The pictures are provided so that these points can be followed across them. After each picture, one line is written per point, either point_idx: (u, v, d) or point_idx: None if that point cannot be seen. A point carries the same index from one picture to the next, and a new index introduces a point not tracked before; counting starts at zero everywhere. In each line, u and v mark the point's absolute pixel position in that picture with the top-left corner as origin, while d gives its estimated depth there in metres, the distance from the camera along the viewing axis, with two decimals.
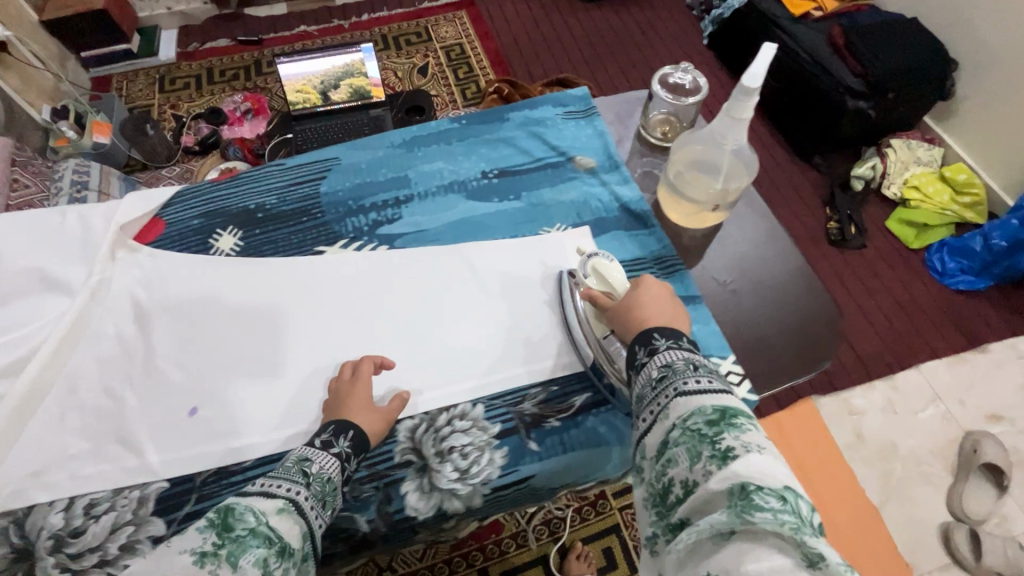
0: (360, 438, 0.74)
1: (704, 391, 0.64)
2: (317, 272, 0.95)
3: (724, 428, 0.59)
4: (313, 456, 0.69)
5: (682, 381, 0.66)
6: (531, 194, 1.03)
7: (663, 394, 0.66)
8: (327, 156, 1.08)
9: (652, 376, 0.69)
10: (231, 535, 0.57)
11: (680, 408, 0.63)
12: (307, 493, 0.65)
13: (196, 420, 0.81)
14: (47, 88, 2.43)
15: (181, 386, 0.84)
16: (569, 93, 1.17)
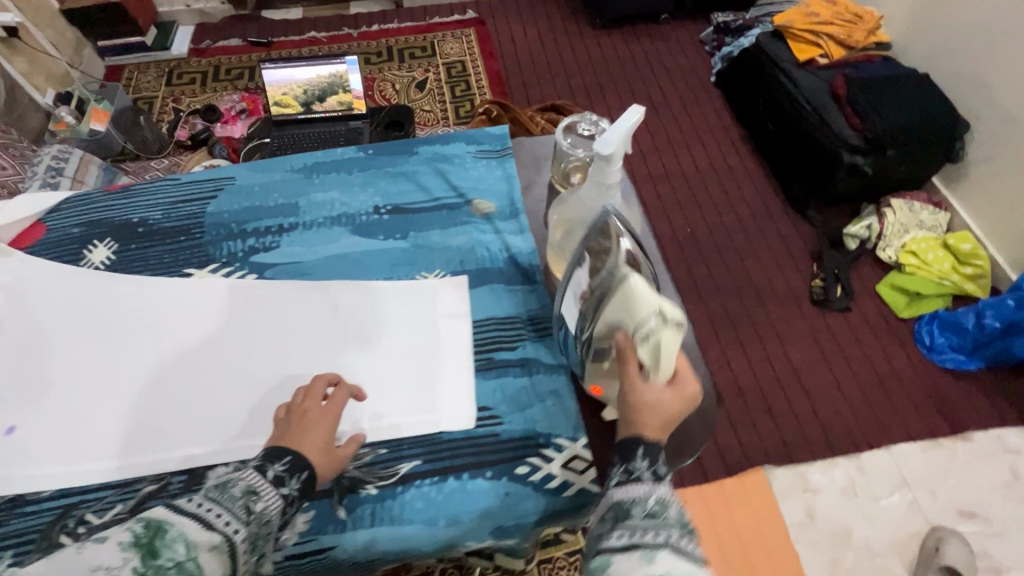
0: (309, 479, 0.67)
1: (691, 557, 0.55)
2: (179, 295, 0.91)
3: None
4: (260, 490, 0.63)
5: (677, 536, 0.55)
6: (418, 235, 0.98)
7: (651, 531, 0.56)
8: (224, 176, 1.05)
9: (644, 504, 0.58)
10: (153, 565, 0.54)
11: (669, 564, 0.53)
12: (244, 533, 0.60)
13: (11, 440, 0.79)
14: (57, 74, 2.57)
15: (8, 402, 0.82)
16: (487, 131, 1.12)
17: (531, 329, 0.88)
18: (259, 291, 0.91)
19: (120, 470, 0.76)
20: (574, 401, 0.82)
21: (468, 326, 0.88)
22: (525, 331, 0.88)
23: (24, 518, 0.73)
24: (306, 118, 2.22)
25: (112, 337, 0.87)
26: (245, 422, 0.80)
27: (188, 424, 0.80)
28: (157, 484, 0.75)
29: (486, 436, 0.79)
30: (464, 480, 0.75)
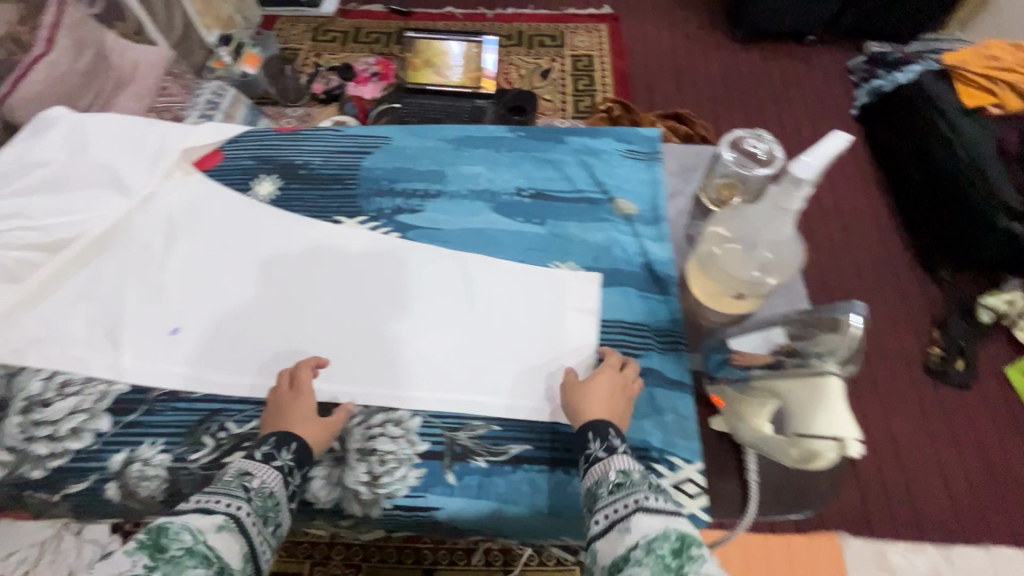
0: (302, 450, 0.73)
1: (663, 512, 0.60)
2: (328, 240, 0.97)
3: (685, 561, 0.55)
4: (253, 470, 0.69)
5: (643, 495, 0.62)
6: (556, 223, 0.98)
7: (624, 503, 0.62)
8: (380, 135, 1.10)
9: (610, 482, 0.66)
10: (165, 556, 0.55)
11: (644, 524, 0.59)
12: (248, 508, 0.64)
13: (174, 340, 0.87)
14: (223, 17, 2.82)
15: (175, 307, 0.91)
16: (639, 132, 1.10)
17: (658, 340, 0.86)
18: (400, 251, 0.96)
19: (260, 389, 0.83)
20: (694, 423, 0.79)
21: (594, 324, 0.87)
22: (652, 342, 0.86)
23: (177, 412, 0.81)
24: (435, 90, 2.28)
25: (267, 268, 0.95)
26: (374, 370, 0.85)
27: (323, 361, 0.86)
28: None
29: None
30: (572, 475, 0.75)
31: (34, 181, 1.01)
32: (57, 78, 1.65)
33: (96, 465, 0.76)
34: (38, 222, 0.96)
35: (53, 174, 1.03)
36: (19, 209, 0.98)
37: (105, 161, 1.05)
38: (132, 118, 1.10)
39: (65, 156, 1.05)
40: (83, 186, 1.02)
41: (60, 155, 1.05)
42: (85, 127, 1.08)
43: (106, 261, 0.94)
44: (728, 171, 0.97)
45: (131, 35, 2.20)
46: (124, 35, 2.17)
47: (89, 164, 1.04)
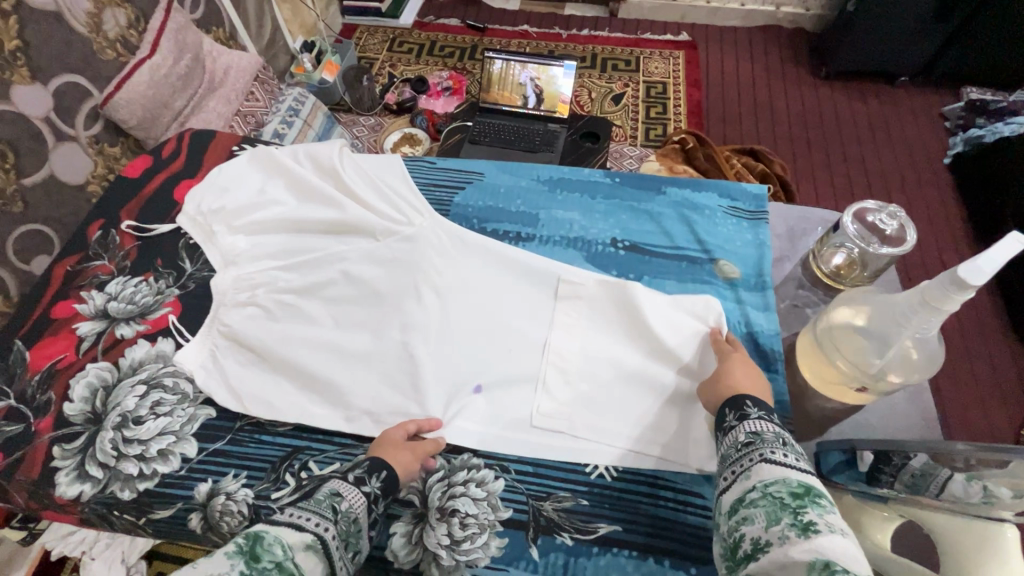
0: (391, 478, 0.70)
1: (791, 466, 0.60)
2: (611, 291, 0.91)
3: (808, 503, 0.54)
4: (344, 492, 0.65)
5: (771, 450, 0.62)
6: (653, 281, 0.94)
7: (747, 457, 0.63)
8: (472, 171, 1.08)
9: (739, 440, 0.66)
10: (258, 566, 0.50)
11: (767, 473, 0.60)
12: (334, 530, 0.60)
13: (481, 399, 0.84)
14: (308, 25, 2.89)
15: (470, 360, 0.87)
16: (744, 188, 1.03)
17: None
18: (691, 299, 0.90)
19: (594, 454, 0.79)
20: None
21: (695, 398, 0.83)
22: None
23: (262, 443, 0.81)
24: (509, 111, 2.28)
25: (558, 319, 0.90)
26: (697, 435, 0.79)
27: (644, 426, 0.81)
28: None
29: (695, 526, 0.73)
30: (666, 567, 0.70)
31: (266, 216, 1.00)
32: (159, 83, 1.50)
33: (181, 493, 0.77)
34: (290, 263, 0.96)
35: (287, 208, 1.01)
36: (273, 249, 0.98)
37: (332, 194, 1.01)
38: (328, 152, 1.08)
39: (291, 191, 1.04)
40: (315, 223, 1.00)
41: (287, 190, 1.04)
42: (304, 163, 1.08)
43: (393, 304, 0.92)
44: (834, 246, 0.93)
45: (225, 40, 2.28)
46: (218, 40, 2.24)
47: (318, 199, 1.03)
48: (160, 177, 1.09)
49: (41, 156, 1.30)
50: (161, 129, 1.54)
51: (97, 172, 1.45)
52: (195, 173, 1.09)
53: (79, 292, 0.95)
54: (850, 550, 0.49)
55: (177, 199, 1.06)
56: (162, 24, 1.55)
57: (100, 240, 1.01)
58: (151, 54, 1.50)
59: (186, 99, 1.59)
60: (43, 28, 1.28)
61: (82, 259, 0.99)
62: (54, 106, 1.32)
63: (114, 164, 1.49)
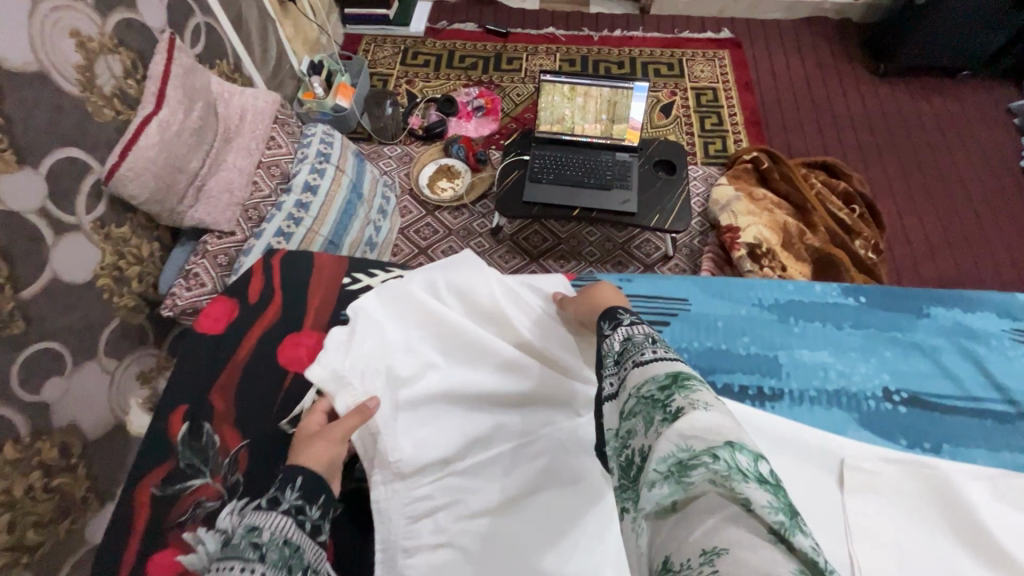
0: (310, 481, 0.60)
1: (662, 358, 0.53)
2: (921, 481, 0.67)
3: (676, 390, 0.49)
4: (262, 521, 0.54)
5: (641, 352, 0.55)
6: (957, 450, 0.71)
7: (624, 366, 0.55)
8: (674, 297, 0.83)
9: (614, 352, 0.59)
10: None
11: (637, 375, 0.53)
12: (264, 570, 0.51)
13: None
14: (311, 40, 2.48)
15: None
16: (1021, 301, 0.82)
17: None
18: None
19: None
20: None
21: None
22: None
23: None
24: (570, 140, 1.98)
25: (858, 520, 0.65)
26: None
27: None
28: None
29: None
30: None
31: (423, 392, 0.74)
32: (170, 142, 1.11)
33: None
34: (472, 464, 0.72)
35: (448, 379, 0.75)
36: (443, 443, 0.72)
37: (509, 355, 0.77)
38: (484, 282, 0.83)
39: (445, 351, 0.78)
40: (485, 392, 0.75)
41: (442, 350, 0.78)
42: (449, 300, 0.82)
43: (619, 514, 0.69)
44: None
45: (230, 74, 1.90)
46: (224, 74, 1.87)
47: (483, 353, 0.78)
48: (251, 332, 0.81)
49: (39, 261, 0.92)
50: (177, 200, 1.14)
51: (106, 262, 1.05)
52: (301, 323, 0.82)
53: (180, 533, 0.68)
54: (719, 420, 0.45)
55: (284, 364, 0.79)
56: (166, 69, 1.14)
57: (189, 441, 0.73)
58: (158, 107, 1.11)
59: (201, 158, 1.19)
60: (31, 97, 0.89)
61: (171, 474, 0.71)
62: (50, 190, 0.93)
63: (127, 248, 1.10)
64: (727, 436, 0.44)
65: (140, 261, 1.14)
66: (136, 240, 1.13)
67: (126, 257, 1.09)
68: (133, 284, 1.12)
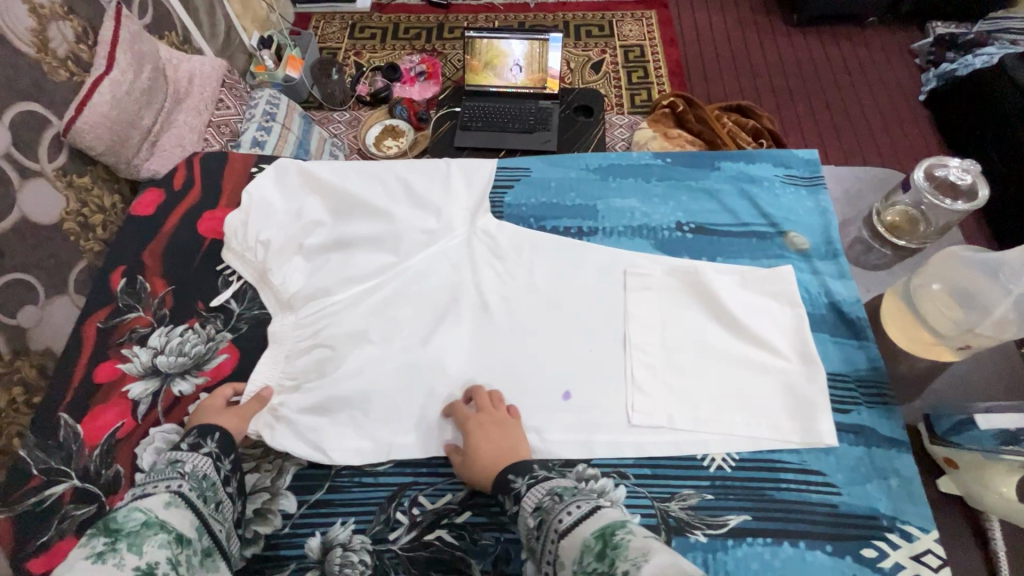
0: (226, 438, 0.74)
1: (579, 519, 0.60)
2: (684, 280, 0.90)
3: (611, 553, 0.54)
4: (184, 458, 0.70)
5: (557, 518, 0.62)
6: (727, 262, 0.92)
7: (548, 540, 0.62)
8: (518, 167, 1.03)
9: (531, 524, 0.65)
10: (123, 532, 0.56)
11: (570, 543, 0.59)
12: (188, 485, 0.66)
13: (571, 406, 0.81)
14: (260, 18, 2.65)
15: (556, 366, 0.84)
16: (794, 154, 1.02)
17: (863, 394, 0.80)
18: (769, 278, 0.89)
19: (702, 446, 0.78)
20: (919, 486, 0.74)
21: (792, 370, 0.82)
22: (857, 396, 0.80)
23: (365, 488, 0.76)
24: (497, 92, 2.17)
25: (633, 309, 0.88)
26: (802, 415, 0.78)
27: (746, 413, 0.79)
28: None
29: (823, 506, 0.73)
30: (802, 548, 0.70)
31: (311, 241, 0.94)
32: (122, 101, 1.25)
33: (292, 553, 0.72)
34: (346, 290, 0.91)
35: (333, 231, 0.95)
36: (325, 275, 0.92)
37: (379, 206, 0.96)
38: (364, 162, 1.02)
39: (330, 210, 0.97)
40: (359, 237, 0.94)
41: (329, 209, 0.97)
42: (333, 173, 0.99)
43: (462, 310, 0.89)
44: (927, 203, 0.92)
45: (180, 45, 2.07)
46: (173, 45, 2.03)
47: (359, 209, 0.96)
48: (176, 210, 1.00)
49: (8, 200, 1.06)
50: (131, 152, 1.28)
51: (71, 209, 1.19)
52: (217, 202, 1.00)
53: (118, 350, 0.87)
54: (667, 560, 0.51)
55: (202, 233, 0.97)
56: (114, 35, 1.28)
57: (127, 289, 0.92)
58: (110, 69, 1.25)
59: (153, 117, 1.33)
60: None
61: (113, 312, 0.90)
62: (14, 140, 1.07)
63: (89, 196, 1.23)
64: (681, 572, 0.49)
65: (101, 211, 1.26)
66: (97, 190, 1.26)
67: (89, 205, 1.23)
68: (97, 232, 1.24)
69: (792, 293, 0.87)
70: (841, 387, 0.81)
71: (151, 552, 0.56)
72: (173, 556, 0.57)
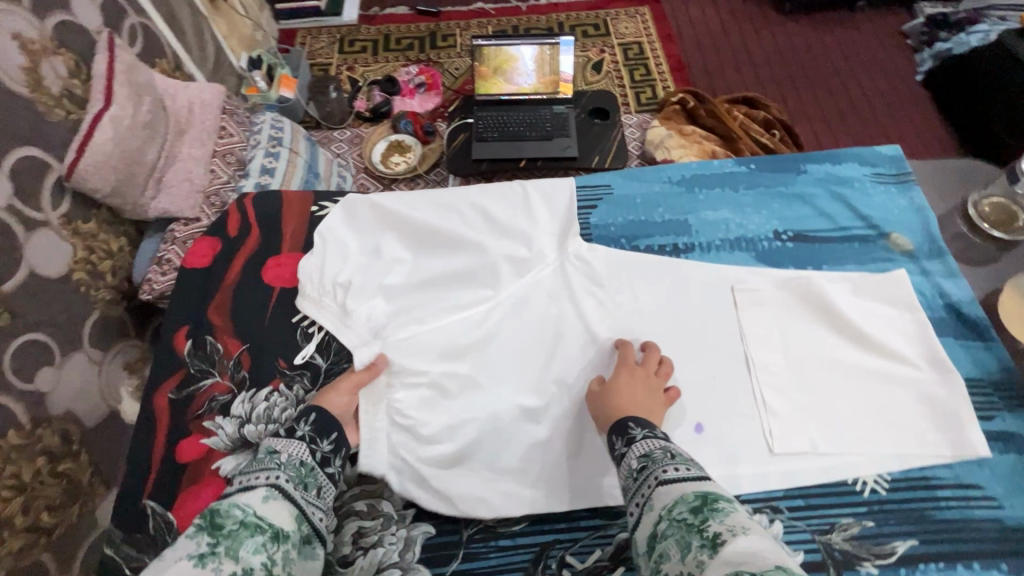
0: (322, 418, 0.70)
1: (686, 479, 0.56)
2: (797, 294, 0.85)
3: (708, 514, 0.51)
4: (281, 447, 0.65)
5: (663, 468, 0.58)
6: (834, 269, 0.88)
7: (646, 484, 0.58)
8: (598, 185, 0.99)
9: (632, 466, 0.62)
10: (223, 531, 0.51)
11: (666, 496, 0.55)
12: (285, 476, 0.61)
13: (706, 440, 0.76)
14: (246, 35, 2.20)
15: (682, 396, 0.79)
16: (878, 151, 0.99)
17: (1002, 398, 0.77)
18: (883, 284, 0.85)
19: (852, 470, 0.74)
20: None
21: (927, 379, 0.78)
22: (997, 400, 0.77)
23: (504, 551, 0.70)
24: (509, 100, 1.86)
25: (750, 329, 0.83)
26: (947, 426, 0.75)
27: (889, 429, 0.76)
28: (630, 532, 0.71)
29: (987, 522, 0.70)
30: (977, 570, 0.67)
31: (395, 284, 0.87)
32: (126, 137, 1.07)
33: None
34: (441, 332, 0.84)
35: (415, 270, 0.88)
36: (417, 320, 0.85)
37: (462, 238, 0.89)
38: (435, 192, 0.94)
39: (408, 247, 0.90)
40: (446, 275, 0.88)
41: (407, 246, 0.90)
42: (406, 205, 0.92)
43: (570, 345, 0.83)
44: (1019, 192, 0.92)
45: (172, 73, 1.68)
46: (165, 74, 1.65)
47: (441, 244, 0.90)
48: (235, 261, 0.91)
49: (13, 255, 0.90)
50: (140, 191, 1.11)
51: (79, 257, 1.04)
52: (280, 248, 0.92)
53: (200, 423, 0.78)
54: (760, 546, 0.47)
55: (269, 281, 0.89)
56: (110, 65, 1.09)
57: (195, 352, 0.84)
58: (108, 104, 1.06)
59: (156, 150, 1.14)
60: None
61: (184, 380, 0.82)
62: (17, 188, 0.92)
63: (95, 243, 1.08)
64: (775, 564, 0.44)
65: (110, 256, 1.12)
66: (103, 235, 1.11)
67: (97, 251, 1.08)
68: (108, 279, 1.10)
69: (911, 299, 0.84)
70: (976, 392, 0.79)
71: (249, 558, 0.50)
72: (269, 559, 0.51)
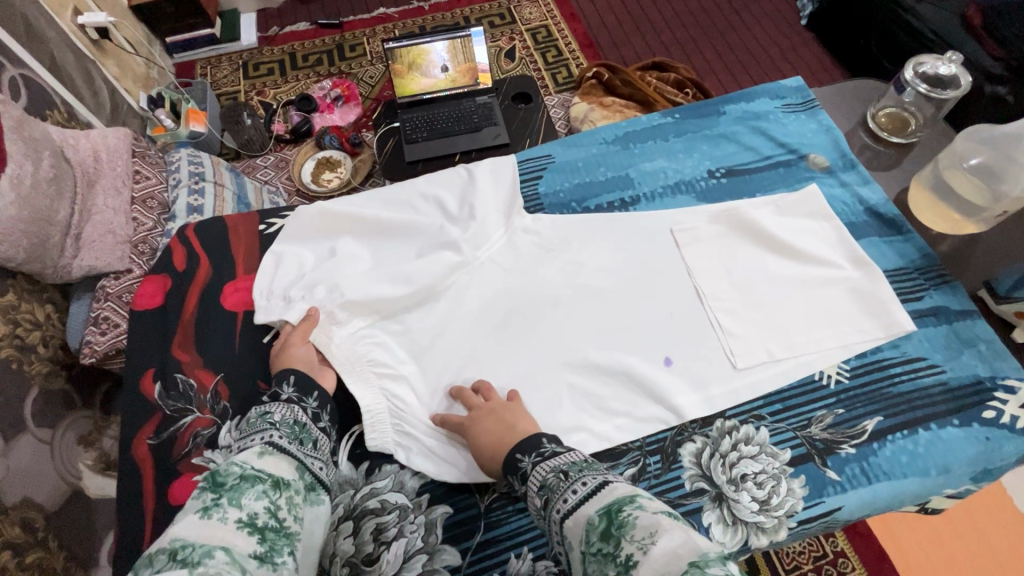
0: (302, 379, 0.71)
1: (584, 499, 0.53)
2: (728, 224, 0.92)
3: (618, 534, 0.48)
4: (272, 408, 0.65)
5: (563, 498, 0.55)
6: (767, 195, 0.96)
7: (554, 522, 0.55)
8: (540, 156, 1.02)
9: (538, 503, 0.58)
10: (225, 487, 0.50)
11: (574, 528, 0.52)
12: (280, 434, 0.61)
13: (676, 370, 0.81)
14: (140, 76, 2.03)
15: (648, 334, 0.84)
16: (783, 84, 1.08)
17: (926, 278, 0.88)
18: (803, 202, 0.93)
19: (807, 368, 0.81)
20: (1000, 343, 0.82)
21: (857, 276, 0.87)
22: (922, 281, 0.87)
23: (524, 512, 0.73)
24: (430, 98, 1.84)
25: (694, 263, 0.89)
26: (877, 313, 0.84)
27: (833, 326, 0.83)
28: (636, 467, 0.75)
29: (937, 386, 0.79)
30: (935, 430, 0.76)
31: None
32: (31, 197, 0.93)
33: None
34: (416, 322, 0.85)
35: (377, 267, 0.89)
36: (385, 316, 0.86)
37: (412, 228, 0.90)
38: (386, 189, 0.95)
39: (364, 247, 0.91)
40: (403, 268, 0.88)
41: (363, 246, 0.91)
42: (356, 206, 0.92)
43: (536, 309, 0.86)
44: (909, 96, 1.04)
45: (68, 123, 1.44)
46: (60, 124, 1.40)
47: (396, 239, 0.91)
48: (190, 295, 0.88)
49: None
50: (57, 254, 0.98)
51: (3, 333, 0.93)
52: (234, 273, 0.90)
53: (189, 461, 0.76)
54: (669, 545, 0.44)
55: (230, 308, 0.87)
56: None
57: (166, 393, 0.80)
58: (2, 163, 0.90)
59: (68, 207, 1.02)
60: None
61: (161, 423, 0.78)
62: None
63: (20, 314, 0.97)
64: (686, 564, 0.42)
65: (37, 326, 1.01)
66: (26, 306, 0.99)
67: (23, 323, 0.97)
68: (41, 350, 0.99)
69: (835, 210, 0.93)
70: (906, 279, 0.88)
71: (253, 502, 0.50)
72: (272, 504, 0.52)
